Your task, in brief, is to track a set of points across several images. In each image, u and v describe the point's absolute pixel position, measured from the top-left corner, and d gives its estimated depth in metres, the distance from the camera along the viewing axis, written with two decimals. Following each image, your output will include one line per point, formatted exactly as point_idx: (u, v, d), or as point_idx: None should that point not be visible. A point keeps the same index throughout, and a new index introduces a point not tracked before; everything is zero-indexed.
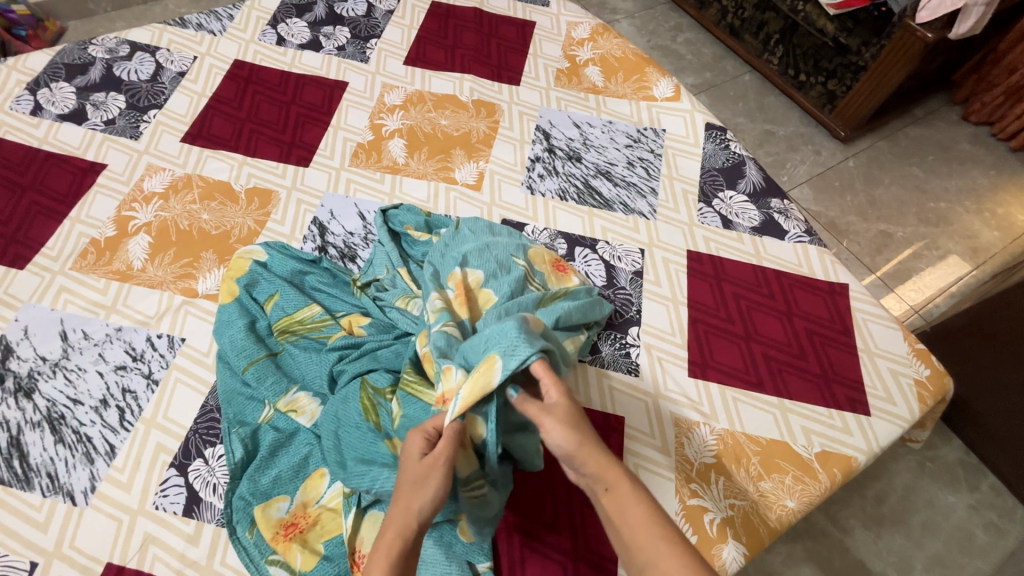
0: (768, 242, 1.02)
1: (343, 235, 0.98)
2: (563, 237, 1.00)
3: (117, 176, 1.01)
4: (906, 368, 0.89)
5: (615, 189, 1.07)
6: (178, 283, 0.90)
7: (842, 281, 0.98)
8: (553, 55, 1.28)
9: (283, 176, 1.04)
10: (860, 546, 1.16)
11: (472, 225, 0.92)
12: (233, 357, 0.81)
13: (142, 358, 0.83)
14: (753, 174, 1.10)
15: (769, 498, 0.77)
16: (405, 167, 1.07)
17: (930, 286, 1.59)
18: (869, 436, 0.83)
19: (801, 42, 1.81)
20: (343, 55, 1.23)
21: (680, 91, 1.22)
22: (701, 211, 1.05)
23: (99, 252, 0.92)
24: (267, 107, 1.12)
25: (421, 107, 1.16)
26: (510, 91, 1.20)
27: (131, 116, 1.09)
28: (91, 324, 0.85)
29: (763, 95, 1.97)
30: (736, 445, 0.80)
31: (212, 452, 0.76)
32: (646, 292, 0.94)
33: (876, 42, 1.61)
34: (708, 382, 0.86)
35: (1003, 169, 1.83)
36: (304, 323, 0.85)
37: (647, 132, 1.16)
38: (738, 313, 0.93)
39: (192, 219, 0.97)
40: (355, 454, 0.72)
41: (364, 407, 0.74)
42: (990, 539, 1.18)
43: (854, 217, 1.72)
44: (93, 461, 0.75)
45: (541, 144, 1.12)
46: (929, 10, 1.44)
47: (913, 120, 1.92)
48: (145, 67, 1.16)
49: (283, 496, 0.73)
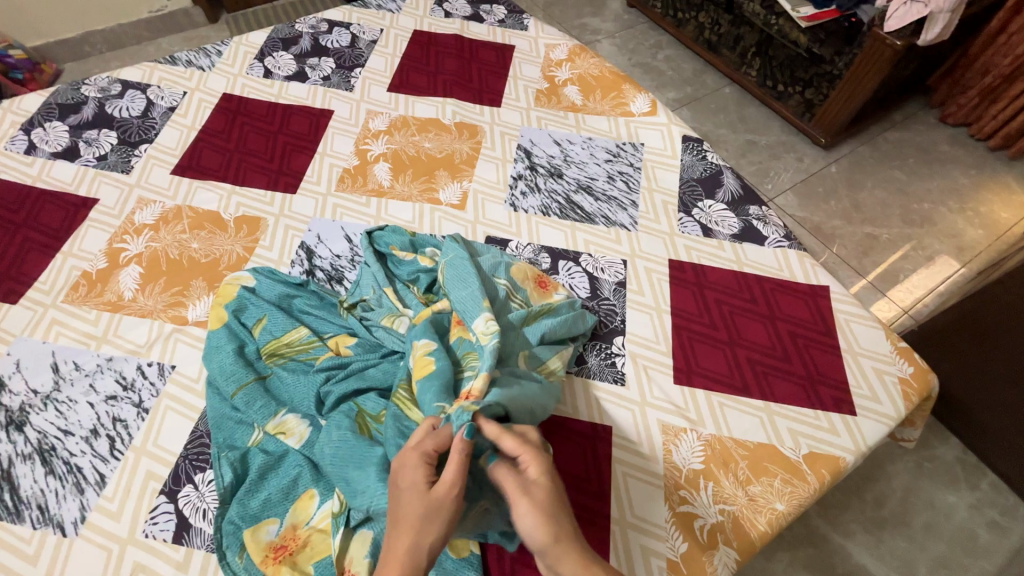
0: (748, 248, 1.04)
1: (330, 258, 1.00)
2: (546, 251, 1.02)
3: (109, 211, 1.04)
4: (890, 367, 0.90)
5: (596, 203, 1.09)
6: (169, 311, 0.91)
7: (822, 284, 0.99)
8: (532, 76, 1.32)
9: (271, 204, 1.06)
10: (862, 550, 1.15)
11: (454, 238, 0.93)
12: (222, 383, 0.82)
13: (133, 388, 0.84)
14: (731, 183, 1.12)
15: (759, 502, 0.77)
16: (390, 190, 1.09)
17: (918, 286, 1.61)
18: (856, 435, 0.83)
19: (776, 54, 1.86)
20: (328, 84, 1.26)
21: (657, 106, 1.25)
22: (681, 221, 1.07)
23: (91, 284, 0.94)
24: (255, 138, 1.16)
25: (406, 131, 1.19)
26: (492, 113, 1.24)
27: (123, 151, 1.12)
28: (82, 355, 0.87)
29: (743, 106, 2.02)
30: (723, 450, 0.81)
31: (201, 477, 0.76)
32: (629, 302, 0.96)
33: (848, 51, 1.66)
34: (694, 389, 0.87)
35: (984, 169, 1.86)
36: (292, 345, 0.86)
37: (626, 146, 1.19)
38: (721, 319, 0.94)
39: (182, 248, 0.99)
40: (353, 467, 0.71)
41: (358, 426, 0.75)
42: (993, 538, 1.17)
43: (840, 222, 1.74)
44: (83, 491, 0.75)
45: (522, 162, 1.15)
46: (898, 19, 1.49)
47: (892, 124, 1.96)
48: (136, 104, 1.19)
49: (273, 519, 0.73)
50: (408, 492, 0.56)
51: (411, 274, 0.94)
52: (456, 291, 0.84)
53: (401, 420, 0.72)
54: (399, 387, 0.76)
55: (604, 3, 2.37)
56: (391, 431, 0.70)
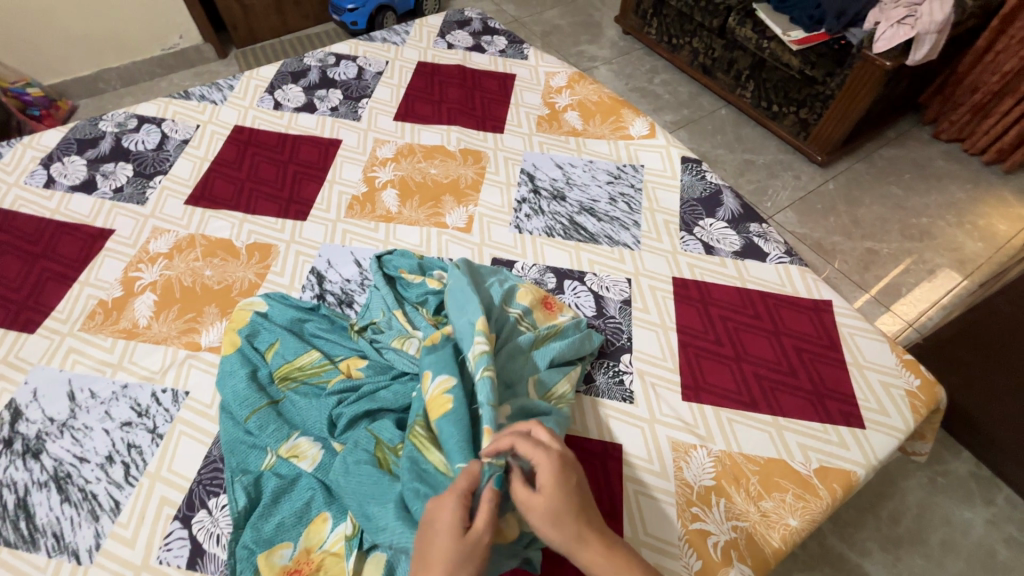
0: (750, 265, 1.05)
1: (340, 282, 1.02)
2: (552, 271, 1.04)
3: (124, 241, 1.06)
4: (896, 380, 0.90)
5: (599, 223, 1.12)
6: (182, 337, 0.93)
7: (825, 298, 1.00)
8: (533, 103, 1.36)
9: (282, 231, 1.09)
10: (879, 568, 1.13)
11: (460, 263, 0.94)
12: (235, 407, 0.83)
13: (148, 414, 0.85)
14: (731, 202, 1.15)
15: (772, 518, 0.76)
16: (398, 215, 1.12)
17: (920, 300, 1.62)
18: (866, 449, 0.83)
19: (770, 76, 1.91)
20: (336, 115, 1.31)
21: (655, 129, 1.28)
22: (683, 239, 1.09)
23: (107, 312, 0.96)
24: (266, 167, 1.19)
25: (412, 158, 1.22)
26: (495, 139, 1.27)
27: (138, 183, 1.15)
28: (98, 382, 0.88)
29: (739, 127, 2.06)
30: (734, 466, 0.81)
31: (215, 502, 0.77)
32: (635, 320, 0.97)
33: (839, 72, 1.70)
34: (702, 405, 0.87)
35: (980, 183, 1.89)
36: (304, 369, 0.87)
37: (627, 168, 1.22)
38: (727, 335, 0.95)
39: (196, 276, 1.01)
40: (367, 500, 0.70)
41: (376, 459, 0.75)
42: (1012, 555, 1.15)
43: (840, 237, 1.76)
44: (97, 518, 0.76)
45: (526, 186, 1.18)
46: (886, 40, 1.55)
47: (886, 141, 2.00)
48: (152, 137, 1.23)
49: (286, 543, 0.73)
50: (443, 533, 0.56)
51: (420, 297, 0.95)
52: (465, 319, 0.85)
53: (418, 462, 0.71)
54: (416, 425, 0.75)
55: (600, 31, 2.45)
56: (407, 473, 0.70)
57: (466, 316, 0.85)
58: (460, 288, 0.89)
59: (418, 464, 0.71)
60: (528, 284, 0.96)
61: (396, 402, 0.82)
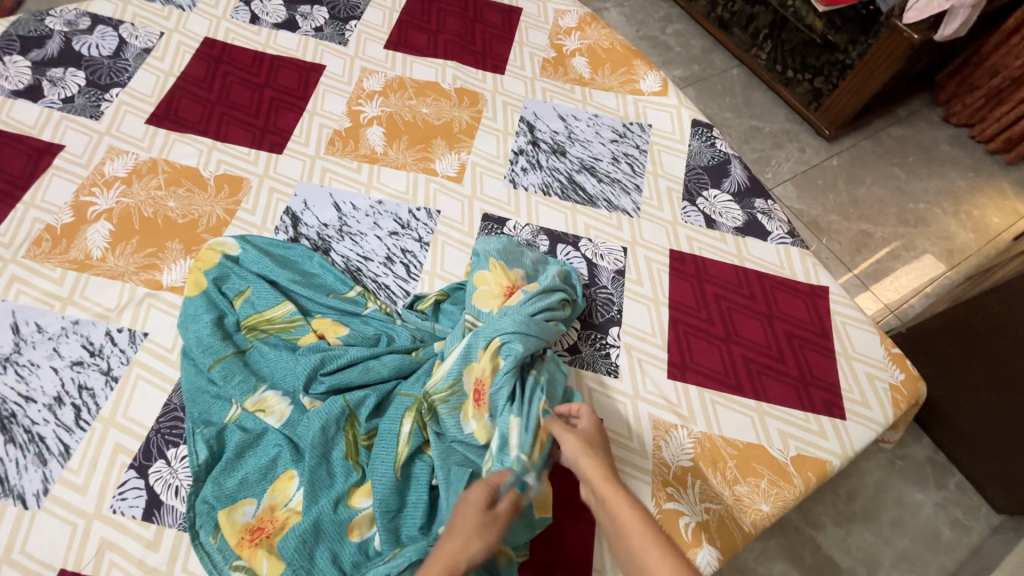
0: (751, 243, 1.01)
1: (317, 226, 0.94)
2: (545, 233, 0.98)
3: (75, 159, 0.96)
4: (882, 373, 0.89)
5: (598, 185, 1.05)
6: (141, 274, 0.86)
7: (822, 284, 0.97)
8: (539, 44, 1.24)
9: (255, 163, 0.99)
10: (831, 541, 1.19)
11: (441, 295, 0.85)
12: (198, 354, 0.78)
13: (101, 354, 0.79)
14: (739, 173, 1.08)
15: (745, 502, 0.77)
16: (383, 156, 1.03)
17: (906, 287, 1.62)
18: (844, 440, 0.83)
19: (789, 38, 1.80)
20: (320, 36, 1.17)
21: (668, 85, 1.19)
22: (685, 210, 1.04)
23: (55, 240, 0.87)
24: (239, 90, 1.07)
25: (401, 94, 1.11)
26: (494, 80, 1.17)
27: (91, 95, 1.03)
28: (46, 316, 0.81)
29: (750, 90, 1.96)
30: (713, 448, 0.80)
31: (175, 453, 0.73)
32: (628, 292, 0.93)
33: (863, 40, 1.60)
34: (687, 385, 0.85)
35: (981, 172, 1.85)
36: (273, 322, 0.82)
37: (633, 127, 1.13)
38: (719, 314, 0.92)
39: (157, 206, 0.92)
40: (309, 506, 0.67)
41: (345, 438, 0.72)
42: (955, 536, 1.22)
43: (836, 217, 1.73)
44: (46, 462, 0.71)
45: (524, 136, 1.09)
46: (917, 11, 1.44)
47: (895, 120, 1.93)
48: (108, 42, 1.09)
49: (249, 500, 0.70)
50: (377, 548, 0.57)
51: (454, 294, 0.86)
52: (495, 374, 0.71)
53: (338, 504, 0.68)
54: (353, 436, 0.72)
55: None
56: (330, 524, 0.67)
57: (503, 373, 0.71)
58: (510, 340, 0.73)
59: (340, 518, 0.67)
60: (498, 263, 0.83)
61: (366, 379, 0.75)
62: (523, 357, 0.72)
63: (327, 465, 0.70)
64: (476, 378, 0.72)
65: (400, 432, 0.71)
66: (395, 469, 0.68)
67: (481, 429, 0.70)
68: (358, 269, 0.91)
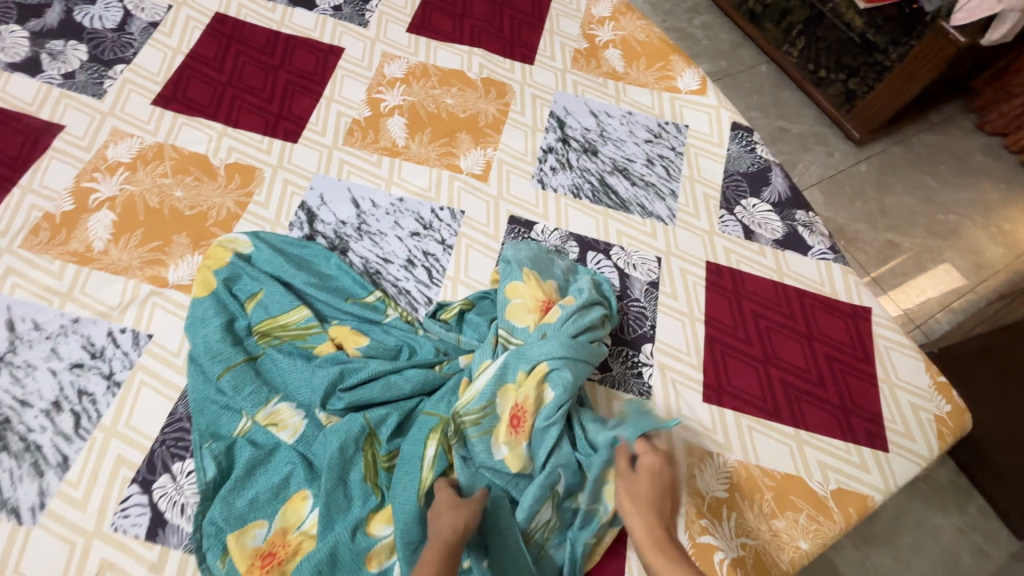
0: (790, 257, 0.96)
1: (334, 223, 0.88)
2: (575, 239, 0.92)
3: (76, 141, 0.89)
4: (927, 403, 0.85)
5: (632, 188, 0.99)
6: (145, 270, 0.80)
7: (865, 304, 0.93)
8: (570, 33, 1.17)
9: (268, 152, 0.93)
10: (848, 563, 1.16)
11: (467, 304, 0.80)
12: (206, 361, 0.72)
13: (102, 356, 0.74)
14: (779, 182, 1.03)
15: (783, 538, 0.73)
16: (404, 150, 0.97)
17: (932, 301, 1.57)
18: (886, 474, 0.79)
19: (824, 36, 1.72)
20: (339, 16, 1.10)
21: (707, 83, 1.12)
22: (722, 219, 0.98)
23: (54, 229, 0.81)
24: (252, 71, 1.00)
25: (425, 82, 1.05)
26: (523, 71, 1.10)
27: (93, 71, 0.96)
28: (43, 312, 0.75)
29: (778, 88, 1.89)
30: (749, 478, 0.76)
31: (180, 467, 0.68)
32: (661, 306, 0.88)
33: (904, 42, 1.53)
34: (723, 409, 0.81)
35: (1013, 183, 1.79)
36: (287, 327, 0.77)
37: (668, 127, 1.07)
38: (757, 334, 0.87)
39: (164, 195, 0.86)
40: (325, 533, 0.63)
41: (364, 459, 0.67)
42: (975, 561, 1.19)
43: (863, 225, 1.68)
44: (42, 474, 0.66)
45: (554, 133, 1.03)
46: (966, 13, 1.38)
47: (928, 125, 1.86)
48: (112, 14, 1.02)
49: (260, 522, 0.65)
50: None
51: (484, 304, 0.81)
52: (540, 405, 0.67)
53: (356, 531, 0.63)
54: (373, 456, 0.68)
55: None
56: (346, 553, 0.62)
57: (551, 406, 0.67)
58: (558, 367, 0.68)
59: (357, 546, 0.63)
60: (532, 275, 0.78)
61: (386, 395, 0.71)
62: (571, 386, 0.67)
63: (344, 488, 0.65)
64: (512, 402, 0.68)
65: (425, 455, 0.66)
66: (420, 496, 0.64)
67: (513, 456, 0.66)
68: (376, 272, 0.85)
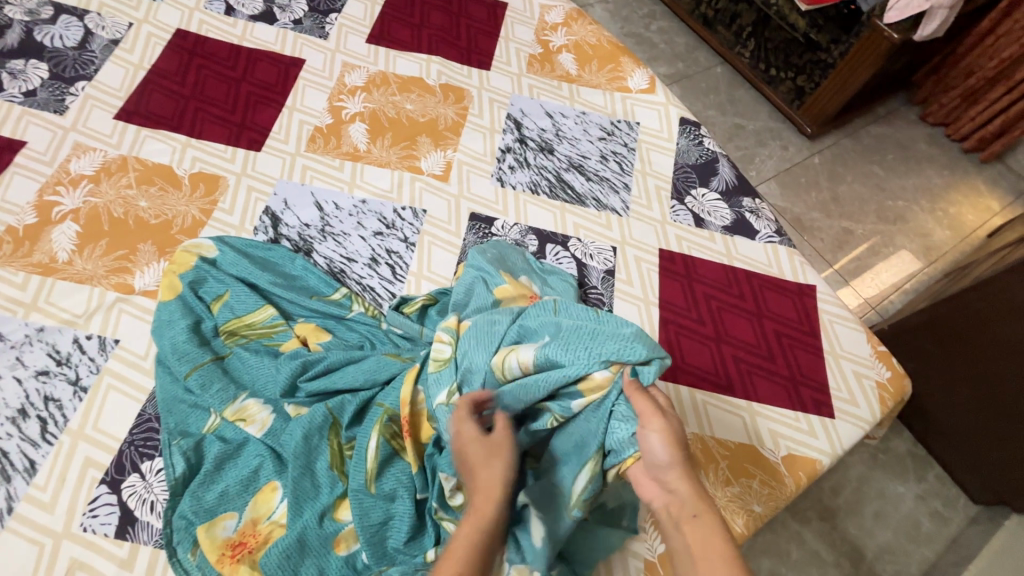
0: (739, 242, 1.01)
1: (298, 226, 0.91)
2: (534, 233, 0.96)
3: (38, 156, 0.90)
4: (869, 371, 0.90)
5: (587, 183, 1.04)
6: (111, 278, 0.81)
7: (809, 282, 0.98)
8: (525, 39, 1.22)
9: (232, 161, 0.95)
10: (815, 535, 1.20)
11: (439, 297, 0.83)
12: (173, 361, 0.74)
13: (69, 363, 0.75)
14: (726, 172, 1.08)
15: (738, 503, 0.76)
16: (366, 154, 1.00)
17: (886, 283, 1.64)
18: (833, 439, 0.83)
19: (772, 37, 1.81)
20: (299, 29, 1.13)
21: (655, 83, 1.18)
22: (674, 208, 1.03)
23: (17, 242, 0.82)
24: (214, 84, 1.03)
25: (385, 89, 1.08)
26: (480, 76, 1.14)
27: (54, 88, 0.97)
28: (7, 323, 0.76)
29: (733, 88, 1.96)
30: (705, 449, 0.80)
31: (150, 466, 0.70)
32: (618, 293, 0.92)
33: (845, 39, 1.61)
34: (678, 385, 0.85)
35: (955, 170, 1.89)
36: (255, 327, 0.79)
37: (621, 125, 1.12)
38: (709, 314, 0.92)
39: (128, 206, 0.88)
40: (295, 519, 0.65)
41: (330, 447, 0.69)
42: (934, 527, 1.24)
43: (819, 214, 1.75)
44: (9, 479, 0.67)
45: (512, 134, 1.07)
46: (898, 10, 1.45)
47: (874, 118, 1.96)
48: (72, 32, 1.04)
49: (230, 514, 0.67)
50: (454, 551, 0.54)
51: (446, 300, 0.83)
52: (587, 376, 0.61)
53: (324, 516, 0.66)
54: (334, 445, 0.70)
55: None
56: (314, 535, 0.64)
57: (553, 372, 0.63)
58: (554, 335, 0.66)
59: (325, 530, 0.65)
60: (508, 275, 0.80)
61: (349, 384, 0.73)
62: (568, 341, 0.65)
63: (311, 477, 0.67)
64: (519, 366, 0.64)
65: (368, 445, 0.68)
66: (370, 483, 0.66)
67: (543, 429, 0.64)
68: (341, 271, 0.88)
